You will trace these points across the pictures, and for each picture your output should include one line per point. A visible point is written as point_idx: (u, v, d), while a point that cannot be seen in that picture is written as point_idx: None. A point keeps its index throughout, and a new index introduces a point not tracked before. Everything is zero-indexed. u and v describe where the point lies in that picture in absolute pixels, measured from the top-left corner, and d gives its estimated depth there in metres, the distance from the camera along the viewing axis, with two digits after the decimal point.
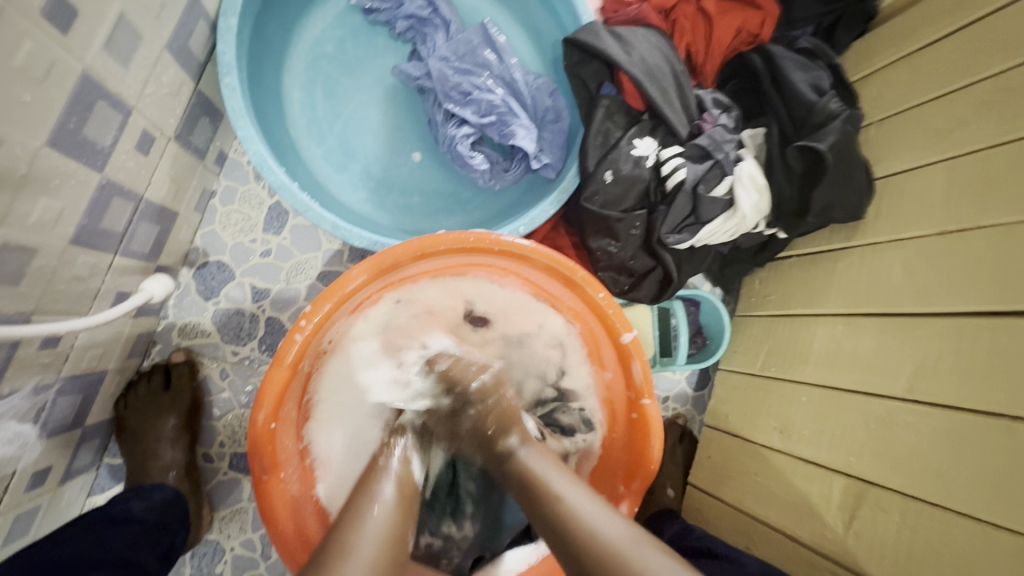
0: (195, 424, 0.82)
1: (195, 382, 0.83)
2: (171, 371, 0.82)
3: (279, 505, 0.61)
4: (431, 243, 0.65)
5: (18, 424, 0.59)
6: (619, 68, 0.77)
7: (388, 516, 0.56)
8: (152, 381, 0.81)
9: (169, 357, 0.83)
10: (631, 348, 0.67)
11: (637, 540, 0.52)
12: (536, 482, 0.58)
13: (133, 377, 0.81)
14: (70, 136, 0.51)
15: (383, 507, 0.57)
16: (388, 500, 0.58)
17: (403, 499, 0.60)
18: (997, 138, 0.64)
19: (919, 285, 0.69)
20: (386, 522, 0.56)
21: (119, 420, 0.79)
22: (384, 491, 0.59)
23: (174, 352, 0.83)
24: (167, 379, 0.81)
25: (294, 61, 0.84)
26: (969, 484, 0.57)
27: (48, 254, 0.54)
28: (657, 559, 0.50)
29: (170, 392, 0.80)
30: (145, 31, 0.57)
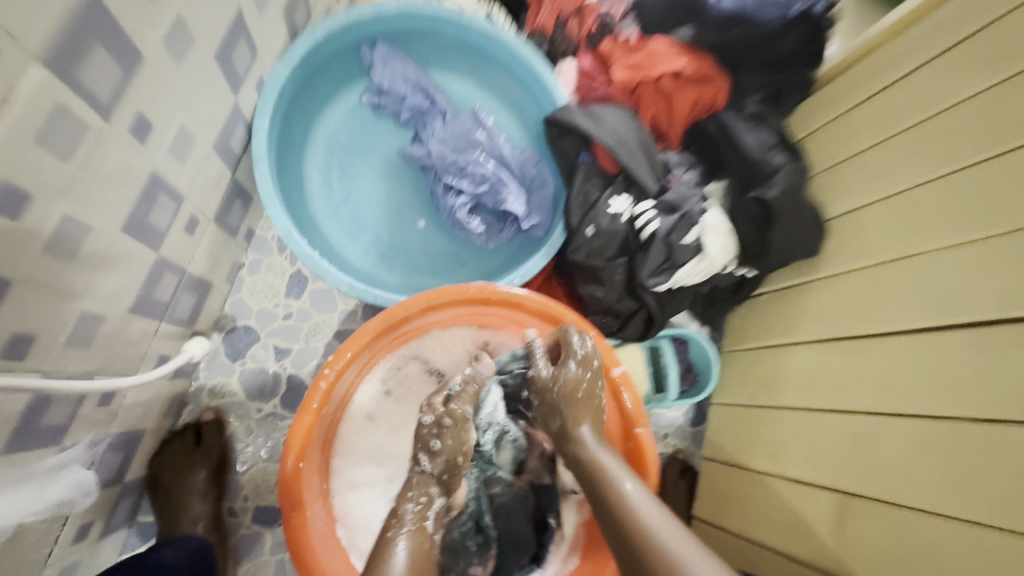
0: (223, 479, 0.88)
1: (223, 439, 0.90)
2: (201, 428, 0.88)
3: (306, 547, 0.66)
4: (437, 295, 0.74)
5: (78, 471, 0.65)
6: (592, 139, 0.90)
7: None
8: (185, 439, 0.87)
9: (199, 416, 0.90)
10: (620, 380, 0.76)
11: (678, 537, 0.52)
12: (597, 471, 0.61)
13: (164, 437, 0.87)
14: (138, 223, 0.62)
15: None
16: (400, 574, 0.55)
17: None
18: (918, 180, 0.75)
19: (873, 310, 0.77)
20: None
21: (153, 477, 0.84)
22: (395, 561, 0.56)
23: (204, 411, 0.90)
24: (198, 437, 0.88)
25: (313, 150, 0.97)
26: (933, 485, 0.62)
27: (114, 321, 0.63)
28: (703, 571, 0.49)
29: (202, 447, 0.87)
30: (199, 135, 0.70)
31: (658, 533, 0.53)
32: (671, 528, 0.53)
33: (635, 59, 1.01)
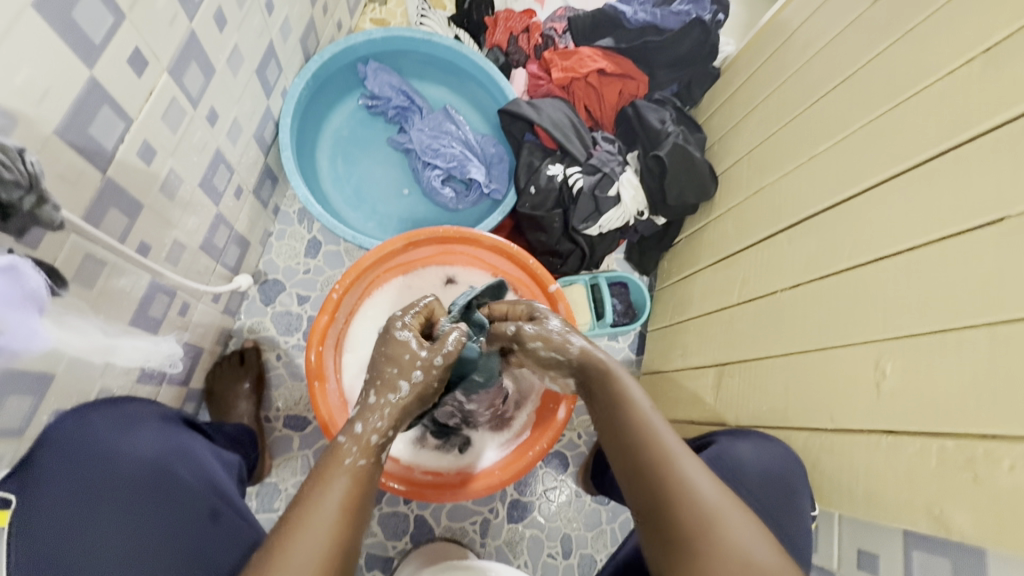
0: (261, 390, 1.15)
1: (260, 363, 1.17)
2: (245, 352, 1.15)
3: (323, 406, 0.91)
4: (416, 234, 1.02)
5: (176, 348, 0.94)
6: (533, 123, 1.19)
7: (340, 514, 0.56)
8: (232, 360, 1.14)
9: (241, 346, 1.17)
10: (556, 294, 1.03)
11: (688, 456, 0.64)
12: (621, 400, 0.71)
13: (218, 357, 1.13)
14: (208, 182, 0.90)
15: (335, 503, 0.56)
16: (343, 505, 0.57)
17: (357, 501, 0.58)
18: (768, 132, 1.03)
19: (741, 231, 1.04)
20: (338, 526, 0.55)
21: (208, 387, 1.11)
22: (327, 501, 0.56)
23: (245, 342, 1.18)
24: (242, 358, 1.14)
25: (323, 143, 1.27)
26: (762, 339, 0.88)
27: (191, 252, 0.91)
28: (707, 482, 0.61)
29: (244, 367, 1.14)
30: (245, 125, 0.98)
31: (674, 451, 0.64)
32: (686, 451, 0.64)
33: (568, 62, 1.30)
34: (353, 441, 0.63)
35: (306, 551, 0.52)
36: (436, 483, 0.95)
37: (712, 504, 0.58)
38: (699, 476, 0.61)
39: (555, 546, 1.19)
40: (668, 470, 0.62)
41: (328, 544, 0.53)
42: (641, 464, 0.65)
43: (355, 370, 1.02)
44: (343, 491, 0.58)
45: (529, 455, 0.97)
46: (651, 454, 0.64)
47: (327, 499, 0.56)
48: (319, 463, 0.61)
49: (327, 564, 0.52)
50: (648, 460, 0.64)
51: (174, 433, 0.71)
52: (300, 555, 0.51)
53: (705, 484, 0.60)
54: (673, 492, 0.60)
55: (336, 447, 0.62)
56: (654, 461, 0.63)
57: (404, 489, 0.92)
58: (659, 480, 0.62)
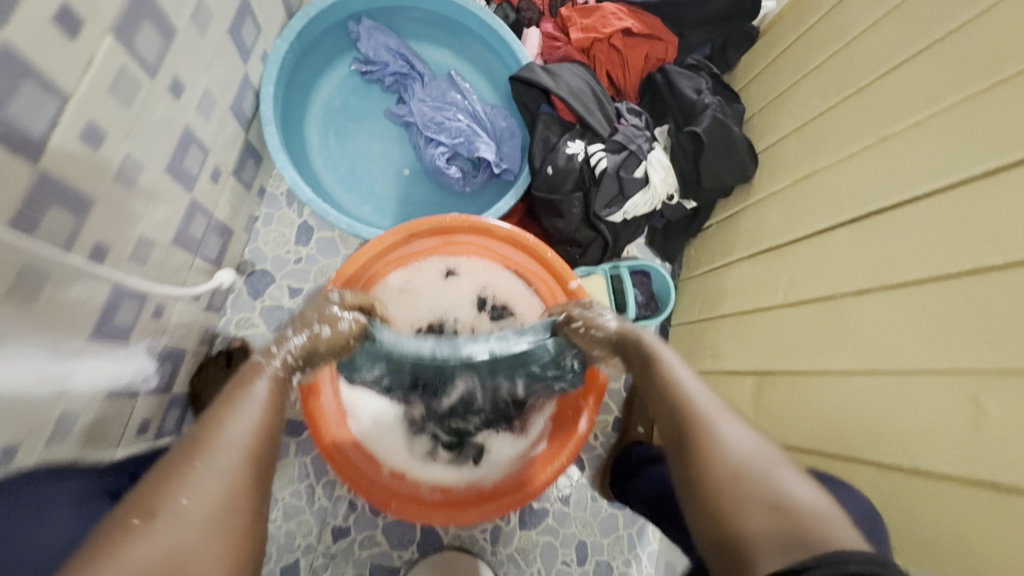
0: None
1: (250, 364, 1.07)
2: (232, 352, 1.05)
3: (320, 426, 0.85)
4: (419, 224, 0.90)
5: (145, 358, 0.83)
6: (550, 92, 1.04)
7: (262, 409, 0.53)
8: (219, 361, 1.04)
9: (229, 344, 1.07)
10: (577, 291, 0.92)
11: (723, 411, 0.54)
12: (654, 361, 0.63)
13: (204, 359, 1.04)
14: (177, 166, 0.77)
15: (258, 402, 0.53)
16: (261, 400, 0.53)
17: (276, 403, 0.55)
18: (823, 106, 0.89)
19: (786, 219, 0.92)
20: (257, 420, 0.51)
21: (194, 392, 1.01)
22: (254, 395, 0.54)
23: (232, 340, 1.07)
24: (229, 359, 1.05)
25: (312, 116, 1.13)
26: (819, 350, 0.77)
27: (162, 248, 0.79)
28: (737, 429, 0.51)
29: (232, 369, 1.04)
30: (219, 96, 0.84)
31: (692, 389, 0.57)
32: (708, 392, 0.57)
33: (589, 21, 1.14)
34: (272, 364, 0.60)
35: (225, 450, 0.47)
36: (446, 502, 0.87)
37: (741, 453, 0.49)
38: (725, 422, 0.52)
39: (570, 554, 1.13)
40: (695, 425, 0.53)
41: (250, 433, 0.50)
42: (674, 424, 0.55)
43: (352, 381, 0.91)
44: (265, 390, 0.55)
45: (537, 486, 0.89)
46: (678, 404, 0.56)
47: (247, 400, 0.53)
48: (239, 374, 0.56)
49: (245, 461, 0.48)
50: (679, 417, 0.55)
51: (99, 510, 0.57)
52: (226, 442, 0.48)
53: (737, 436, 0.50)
54: (698, 443, 0.51)
55: (252, 363, 0.59)
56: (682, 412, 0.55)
57: (415, 510, 0.84)
58: (689, 436, 0.52)
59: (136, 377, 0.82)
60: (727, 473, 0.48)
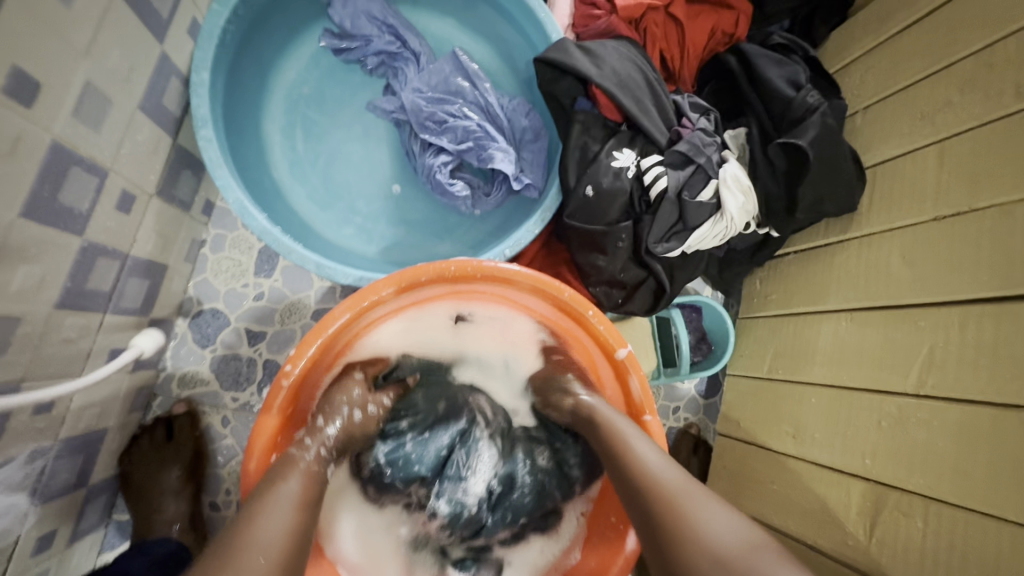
0: (200, 472, 0.83)
1: (197, 432, 0.84)
2: (173, 423, 0.82)
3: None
4: (412, 275, 0.64)
5: (13, 495, 0.60)
6: (590, 82, 0.77)
7: (292, 509, 0.50)
8: (155, 434, 0.81)
9: (170, 409, 0.83)
10: (626, 363, 0.66)
11: (701, 493, 0.51)
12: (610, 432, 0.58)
13: (136, 432, 0.81)
14: (45, 204, 0.53)
15: (287, 501, 0.50)
16: (294, 501, 0.51)
17: (309, 501, 0.53)
18: (988, 115, 0.62)
19: (918, 272, 0.67)
20: (290, 522, 0.49)
21: (125, 475, 0.79)
22: (282, 491, 0.51)
23: (175, 403, 0.83)
24: (169, 432, 0.82)
25: (271, 108, 0.86)
26: (985, 482, 0.54)
27: (34, 320, 0.55)
28: (723, 516, 0.48)
29: (173, 443, 0.81)
30: (115, 94, 0.59)
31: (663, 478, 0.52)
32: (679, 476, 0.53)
33: None
34: (307, 452, 0.57)
35: (267, 537, 0.47)
36: None
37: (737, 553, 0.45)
38: (708, 508, 0.49)
39: None
40: (678, 519, 0.49)
41: (285, 534, 0.48)
42: (648, 516, 0.51)
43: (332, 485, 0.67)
44: (296, 486, 0.52)
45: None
46: (654, 493, 0.52)
47: (275, 500, 0.50)
48: (271, 470, 0.54)
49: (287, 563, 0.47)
50: (651, 505, 0.51)
51: None
52: (259, 547, 0.45)
53: (727, 531, 0.47)
54: (683, 540, 0.47)
55: (286, 455, 0.56)
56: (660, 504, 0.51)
57: None
58: (671, 533, 0.49)
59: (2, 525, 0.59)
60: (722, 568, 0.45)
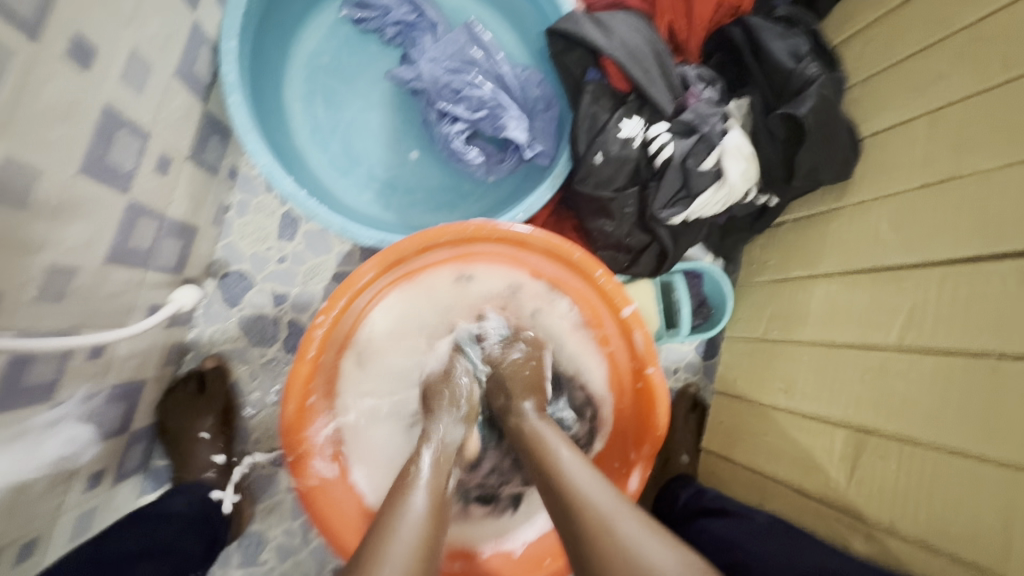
0: (231, 422, 0.88)
1: (227, 386, 0.89)
2: (204, 375, 0.87)
3: (319, 508, 0.67)
4: (434, 235, 0.69)
5: (77, 424, 0.65)
6: (601, 53, 0.80)
7: (421, 525, 0.49)
8: (188, 386, 0.87)
9: (202, 363, 0.89)
10: (631, 319, 0.72)
11: (624, 509, 0.49)
12: (541, 450, 0.57)
13: (169, 384, 0.87)
14: (97, 164, 0.57)
15: (414, 522, 0.49)
16: (425, 493, 0.52)
17: (435, 509, 0.51)
18: (975, 87, 0.66)
19: (904, 236, 0.72)
20: (415, 540, 0.47)
21: (161, 424, 0.84)
22: (412, 505, 0.50)
23: (206, 358, 0.89)
24: (201, 384, 0.87)
25: (292, 77, 0.89)
26: (955, 423, 0.60)
27: (87, 272, 0.60)
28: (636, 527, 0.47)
29: (205, 394, 0.87)
30: (154, 60, 0.63)
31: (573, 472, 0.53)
32: (582, 464, 0.54)
33: None
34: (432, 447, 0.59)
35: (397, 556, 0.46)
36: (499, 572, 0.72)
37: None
38: (627, 522, 0.48)
39: None
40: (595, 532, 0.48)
41: (412, 546, 0.47)
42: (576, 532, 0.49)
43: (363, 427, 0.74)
44: (423, 501, 0.51)
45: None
46: (584, 526, 0.48)
47: (403, 523, 0.48)
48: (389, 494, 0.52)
49: None
50: (579, 536, 0.49)
51: None
52: None
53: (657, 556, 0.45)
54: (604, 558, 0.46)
55: (400, 479, 0.54)
56: (586, 530, 0.48)
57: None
58: (591, 550, 0.47)
59: (67, 453, 0.64)
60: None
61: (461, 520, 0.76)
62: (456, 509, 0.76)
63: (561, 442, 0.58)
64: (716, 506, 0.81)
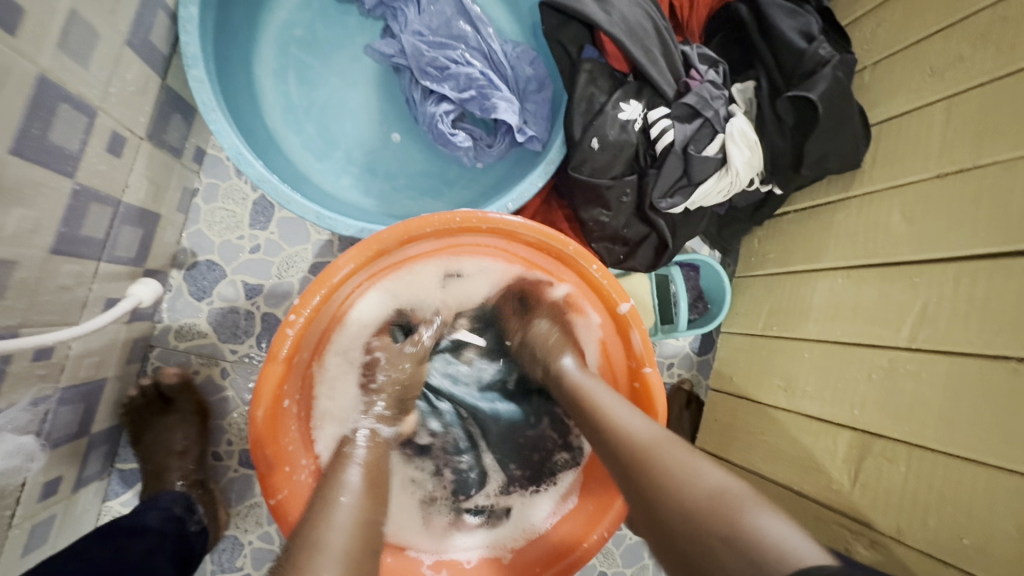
0: (206, 432, 0.82)
1: (197, 393, 0.82)
2: (162, 387, 0.80)
3: (303, 521, 0.61)
4: (417, 226, 0.63)
5: (19, 436, 0.60)
6: (598, 28, 0.74)
7: (355, 502, 0.52)
8: (151, 400, 0.80)
9: (162, 373, 0.81)
10: (629, 317, 0.66)
11: (670, 441, 0.52)
12: (586, 400, 0.61)
13: (125, 403, 0.79)
14: (34, 143, 0.50)
15: (351, 495, 0.53)
16: (356, 490, 0.53)
17: (371, 485, 0.56)
18: (998, 71, 0.62)
19: (918, 230, 0.68)
20: (353, 512, 0.51)
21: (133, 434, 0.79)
22: (349, 479, 0.55)
23: (167, 366, 0.81)
24: (164, 397, 0.80)
25: (262, 50, 0.82)
26: (971, 429, 0.57)
27: (29, 265, 0.54)
28: (685, 456, 0.50)
29: (172, 406, 0.80)
30: (101, 25, 0.56)
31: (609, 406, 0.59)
32: (623, 402, 0.59)
33: None
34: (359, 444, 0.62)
35: (335, 543, 0.47)
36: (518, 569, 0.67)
37: (700, 496, 0.45)
38: (670, 453, 0.50)
39: None
40: (645, 460, 0.51)
41: (351, 530, 0.49)
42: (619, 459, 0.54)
43: (332, 410, 0.70)
44: (356, 476, 0.55)
45: (589, 544, 0.65)
46: (627, 448, 0.54)
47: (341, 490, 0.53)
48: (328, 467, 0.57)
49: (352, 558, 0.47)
50: (630, 461, 0.53)
51: None
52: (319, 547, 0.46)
53: (699, 472, 0.47)
54: (650, 479, 0.50)
55: (339, 457, 0.59)
56: (635, 459, 0.52)
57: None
58: (640, 474, 0.51)
59: (9, 466, 0.59)
60: (685, 508, 0.46)
61: (455, 531, 0.72)
62: (445, 520, 0.73)
63: (608, 393, 0.61)
64: None
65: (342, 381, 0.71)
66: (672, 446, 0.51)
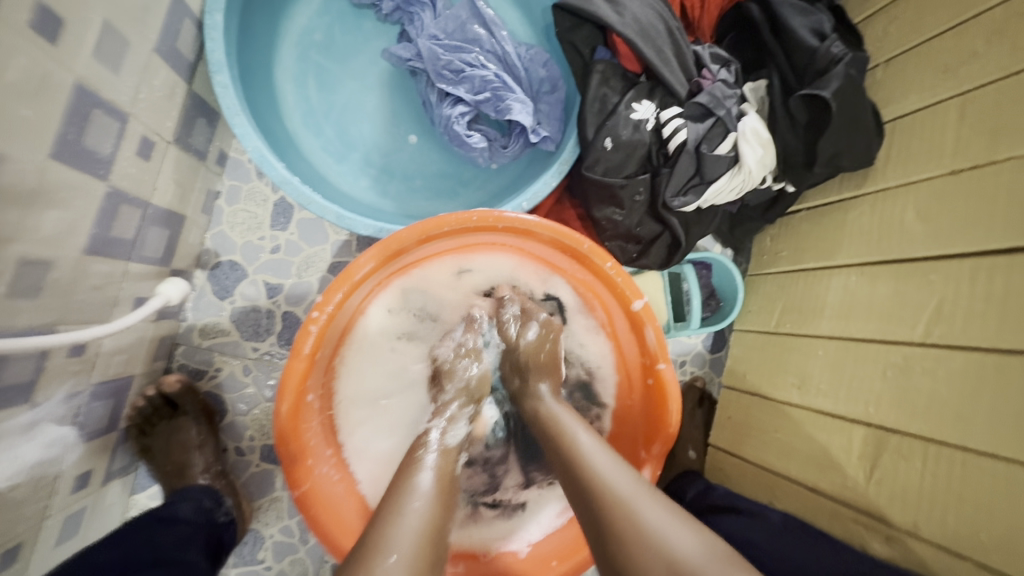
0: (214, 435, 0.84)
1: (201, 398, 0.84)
2: (167, 395, 0.80)
3: (324, 513, 0.64)
4: (435, 225, 0.64)
5: (58, 428, 0.62)
6: (611, 30, 0.75)
7: (427, 507, 0.50)
8: (159, 408, 0.80)
9: (161, 381, 0.81)
10: (642, 314, 0.67)
11: (644, 493, 0.49)
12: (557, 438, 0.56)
13: (129, 417, 0.78)
14: (71, 147, 0.53)
15: (423, 500, 0.50)
16: (427, 496, 0.50)
17: (442, 489, 0.52)
18: (1013, 68, 0.62)
19: (933, 226, 0.68)
20: (426, 517, 0.49)
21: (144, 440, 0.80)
22: (420, 482, 0.52)
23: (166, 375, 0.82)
24: (172, 404, 0.81)
25: (283, 56, 0.84)
26: (987, 425, 0.57)
27: (64, 265, 0.56)
28: (661, 515, 0.47)
29: (181, 412, 0.81)
30: (132, 34, 0.58)
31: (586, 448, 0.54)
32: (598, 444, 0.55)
33: None
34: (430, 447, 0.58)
35: (400, 542, 0.46)
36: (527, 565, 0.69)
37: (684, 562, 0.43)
38: (646, 507, 0.47)
39: None
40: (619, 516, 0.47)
41: (420, 535, 0.47)
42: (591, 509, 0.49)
43: (353, 404, 0.72)
44: (428, 479, 0.52)
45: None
46: (596, 495, 0.49)
47: (411, 494, 0.50)
48: (398, 469, 0.55)
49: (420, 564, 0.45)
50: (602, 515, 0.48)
51: None
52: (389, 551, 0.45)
53: (679, 536, 0.45)
54: (619, 534, 0.46)
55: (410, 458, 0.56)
56: (604, 510, 0.48)
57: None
58: (610, 531, 0.47)
59: (48, 456, 0.61)
60: (664, 571, 0.43)
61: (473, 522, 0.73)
62: (465, 512, 0.73)
63: (579, 426, 0.57)
64: (725, 503, 0.77)
65: (363, 377, 0.72)
66: (648, 499, 0.48)
